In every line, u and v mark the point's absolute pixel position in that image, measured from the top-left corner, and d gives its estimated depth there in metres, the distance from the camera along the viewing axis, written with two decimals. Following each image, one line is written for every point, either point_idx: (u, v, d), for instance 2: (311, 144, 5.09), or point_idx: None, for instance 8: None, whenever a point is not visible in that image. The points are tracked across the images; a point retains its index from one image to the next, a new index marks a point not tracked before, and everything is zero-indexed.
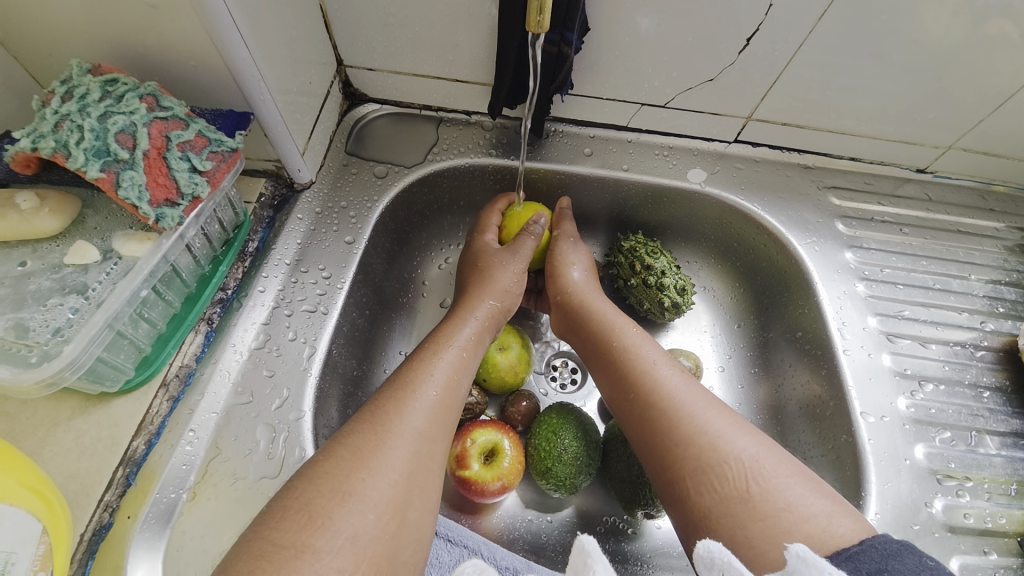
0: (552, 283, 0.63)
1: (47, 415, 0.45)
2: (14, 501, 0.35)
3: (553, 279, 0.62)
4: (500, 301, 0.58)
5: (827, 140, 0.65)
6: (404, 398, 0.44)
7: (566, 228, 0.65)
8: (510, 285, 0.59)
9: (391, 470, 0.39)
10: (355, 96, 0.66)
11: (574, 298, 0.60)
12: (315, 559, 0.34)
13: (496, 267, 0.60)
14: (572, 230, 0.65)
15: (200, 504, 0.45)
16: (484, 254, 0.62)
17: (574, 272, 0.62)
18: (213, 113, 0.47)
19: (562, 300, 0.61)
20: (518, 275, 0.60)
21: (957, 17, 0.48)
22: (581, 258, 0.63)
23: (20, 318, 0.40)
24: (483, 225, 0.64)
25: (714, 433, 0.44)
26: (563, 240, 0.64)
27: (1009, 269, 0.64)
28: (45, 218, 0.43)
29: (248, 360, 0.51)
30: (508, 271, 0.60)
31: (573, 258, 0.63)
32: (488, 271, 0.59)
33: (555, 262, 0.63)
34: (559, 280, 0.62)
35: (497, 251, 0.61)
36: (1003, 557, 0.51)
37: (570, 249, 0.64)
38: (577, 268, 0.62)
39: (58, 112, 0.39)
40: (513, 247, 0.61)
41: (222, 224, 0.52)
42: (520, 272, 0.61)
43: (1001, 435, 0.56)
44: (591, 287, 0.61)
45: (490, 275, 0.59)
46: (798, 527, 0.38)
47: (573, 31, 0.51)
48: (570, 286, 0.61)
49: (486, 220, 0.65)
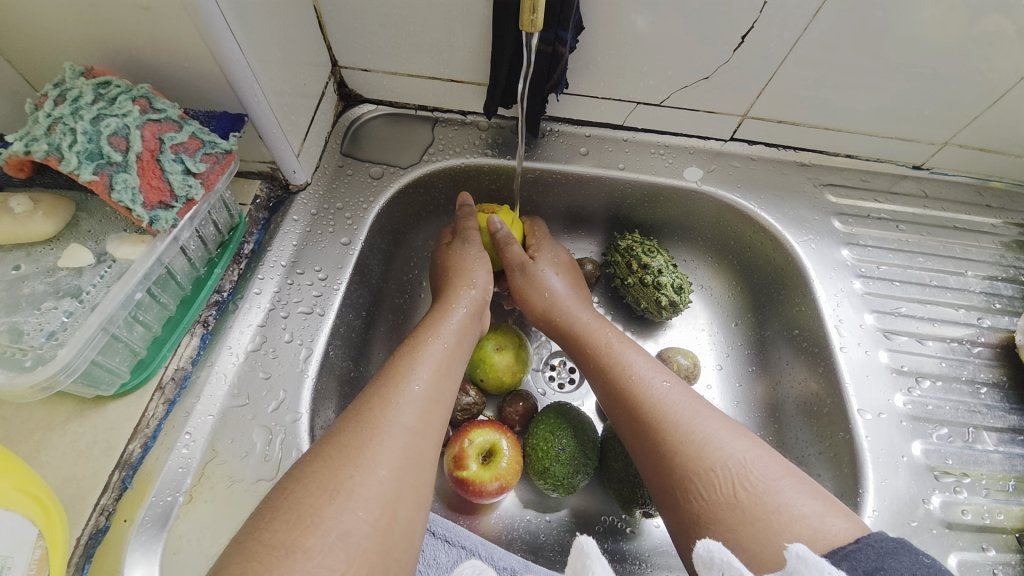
0: (527, 309, 0.63)
1: (43, 420, 0.45)
2: (9, 505, 0.35)
3: (528, 304, 0.62)
4: (469, 284, 0.58)
5: (824, 138, 0.65)
6: (389, 393, 0.44)
7: (513, 256, 0.62)
8: (476, 267, 0.60)
9: (379, 466, 0.39)
10: (350, 97, 0.66)
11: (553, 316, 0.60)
12: (307, 558, 0.33)
13: (458, 257, 0.61)
14: (519, 254, 0.62)
15: (197, 506, 0.45)
16: (442, 255, 0.63)
17: (545, 294, 0.61)
18: (207, 115, 0.47)
19: (543, 324, 0.62)
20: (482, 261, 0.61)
21: (951, 13, 0.48)
22: (547, 275, 0.62)
23: (14, 322, 0.40)
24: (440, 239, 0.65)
25: (701, 441, 0.44)
26: (516, 272, 0.62)
27: (1006, 265, 0.64)
28: (39, 221, 0.43)
29: (244, 362, 0.51)
30: (471, 256, 0.61)
31: (534, 279, 0.62)
32: (454, 263, 0.60)
33: (520, 288, 0.62)
34: (533, 303, 0.62)
35: (451, 246, 0.62)
36: (1001, 554, 0.51)
37: (528, 275, 0.62)
38: (549, 289, 0.61)
39: (51, 115, 0.39)
40: (464, 237, 0.62)
41: (218, 226, 0.52)
42: (481, 254, 0.61)
43: (999, 431, 0.56)
44: (569, 303, 0.61)
45: (458, 266, 0.60)
46: (789, 527, 0.38)
47: (567, 30, 0.51)
48: (544, 308, 0.61)
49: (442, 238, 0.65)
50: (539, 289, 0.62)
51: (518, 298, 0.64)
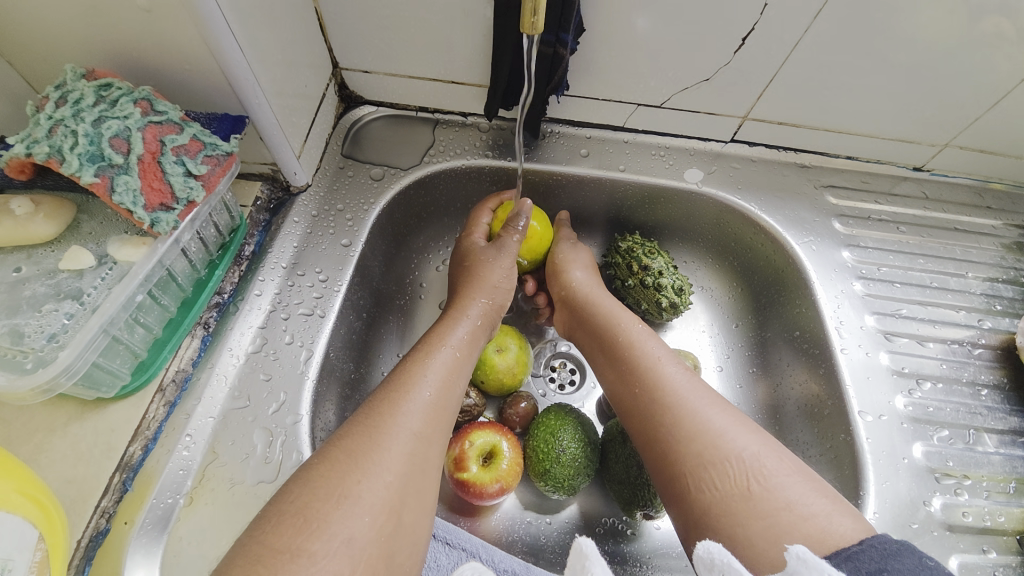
0: (555, 279, 0.64)
1: (43, 422, 0.45)
2: (10, 507, 0.35)
3: (557, 274, 0.64)
4: (489, 298, 0.58)
5: (824, 139, 0.65)
6: (400, 398, 0.44)
7: (564, 232, 0.67)
8: (500, 280, 0.59)
9: (386, 471, 0.39)
10: (351, 98, 0.66)
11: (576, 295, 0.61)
12: (310, 563, 0.33)
13: (483, 267, 0.60)
14: (570, 233, 0.68)
15: (197, 509, 0.45)
16: (472, 254, 0.62)
17: (580, 268, 0.64)
18: (208, 117, 0.48)
19: (565, 297, 0.62)
20: (507, 275, 0.60)
21: (951, 15, 0.48)
22: (583, 255, 0.66)
23: (15, 324, 0.40)
24: (469, 230, 0.64)
25: (716, 431, 0.44)
26: (563, 241, 0.66)
27: (1006, 267, 0.64)
28: (40, 223, 0.43)
29: (245, 363, 0.51)
30: (496, 267, 0.60)
31: (574, 254, 0.65)
32: (474, 267, 0.60)
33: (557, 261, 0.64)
34: (562, 276, 0.63)
35: (483, 249, 0.61)
36: (1002, 556, 0.51)
37: (572, 247, 0.66)
38: (582, 266, 0.64)
39: (52, 117, 0.39)
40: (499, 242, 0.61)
41: (218, 227, 0.52)
42: (508, 268, 0.60)
43: (1000, 433, 0.56)
44: (595, 284, 0.62)
45: (479, 276, 0.59)
46: (797, 527, 0.38)
47: (568, 32, 0.51)
48: (573, 280, 0.62)
49: (472, 224, 0.64)
50: (571, 266, 0.64)
51: (550, 271, 0.65)
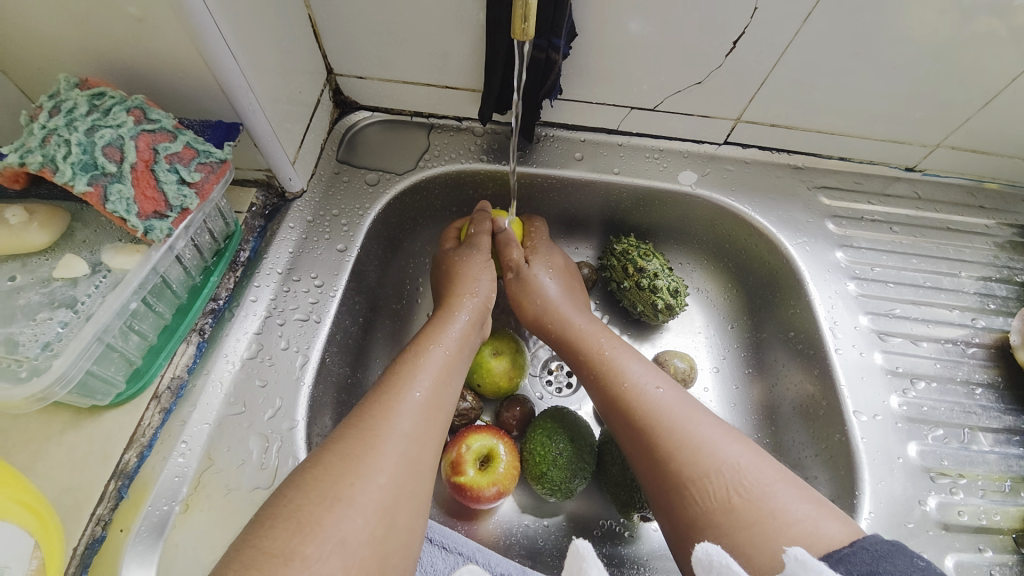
0: (519, 312, 0.63)
1: (39, 430, 0.45)
2: (7, 515, 0.35)
3: (520, 309, 0.63)
4: (472, 293, 0.58)
5: (817, 141, 0.65)
6: (391, 401, 0.44)
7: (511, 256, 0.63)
8: (478, 276, 0.59)
9: (379, 474, 0.39)
10: (346, 104, 0.67)
11: (545, 321, 0.61)
12: (305, 566, 0.33)
13: (463, 264, 0.60)
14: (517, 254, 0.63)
15: (193, 515, 0.45)
16: (449, 260, 0.62)
17: (536, 296, 0.61)
18: (202, 124, 0.48)
19: (535, 327, 0.62)
20: (487, 269, 0.60)
21: (940, 17, 0.48)
22: (539, 277, 0.62)
23: (10, 333, 0.40)
24: (442, 241, 0.66)
25: (695, 446, 0.44)
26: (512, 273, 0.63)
27: (1000, 266, 0.64)
28: (34, 232, 0.43)
29: (240, 369, 0.51)
30: (474, 263, 0.60)
31: (528, 283, 0.62)
32: (458, 271, 0.60)
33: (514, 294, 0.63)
34: (525, 308, 0.62)
35: (457, 252, 0.62)
36: (998, 554, 0.50)
37: (521, 278, 0.63)
38: (542, 291, 0.61)
39: (45, 127, 0.40)
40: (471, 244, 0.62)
41: (212, 234, 0.52)
42: (485, 262, 0.61)
43: (995, 432, 0.56)
44: (558, 306, 0.60)
45: (461, 274, 0.60)
46: (785, 532, 0.38)
47: (559, 37, 0.52)
48: (535, 314, 0.61)
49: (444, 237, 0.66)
50: (531, 292, 0.62)
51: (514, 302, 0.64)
